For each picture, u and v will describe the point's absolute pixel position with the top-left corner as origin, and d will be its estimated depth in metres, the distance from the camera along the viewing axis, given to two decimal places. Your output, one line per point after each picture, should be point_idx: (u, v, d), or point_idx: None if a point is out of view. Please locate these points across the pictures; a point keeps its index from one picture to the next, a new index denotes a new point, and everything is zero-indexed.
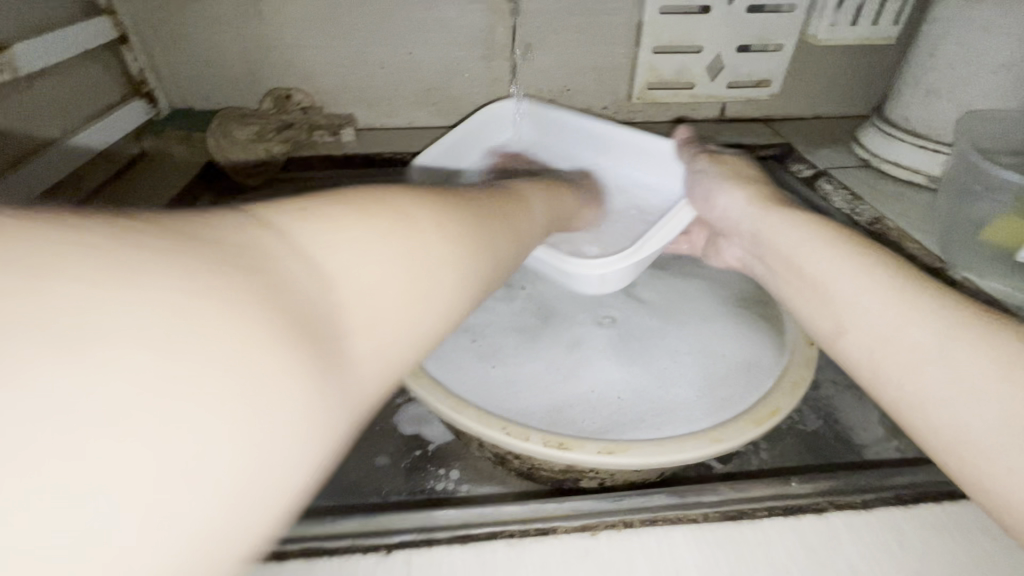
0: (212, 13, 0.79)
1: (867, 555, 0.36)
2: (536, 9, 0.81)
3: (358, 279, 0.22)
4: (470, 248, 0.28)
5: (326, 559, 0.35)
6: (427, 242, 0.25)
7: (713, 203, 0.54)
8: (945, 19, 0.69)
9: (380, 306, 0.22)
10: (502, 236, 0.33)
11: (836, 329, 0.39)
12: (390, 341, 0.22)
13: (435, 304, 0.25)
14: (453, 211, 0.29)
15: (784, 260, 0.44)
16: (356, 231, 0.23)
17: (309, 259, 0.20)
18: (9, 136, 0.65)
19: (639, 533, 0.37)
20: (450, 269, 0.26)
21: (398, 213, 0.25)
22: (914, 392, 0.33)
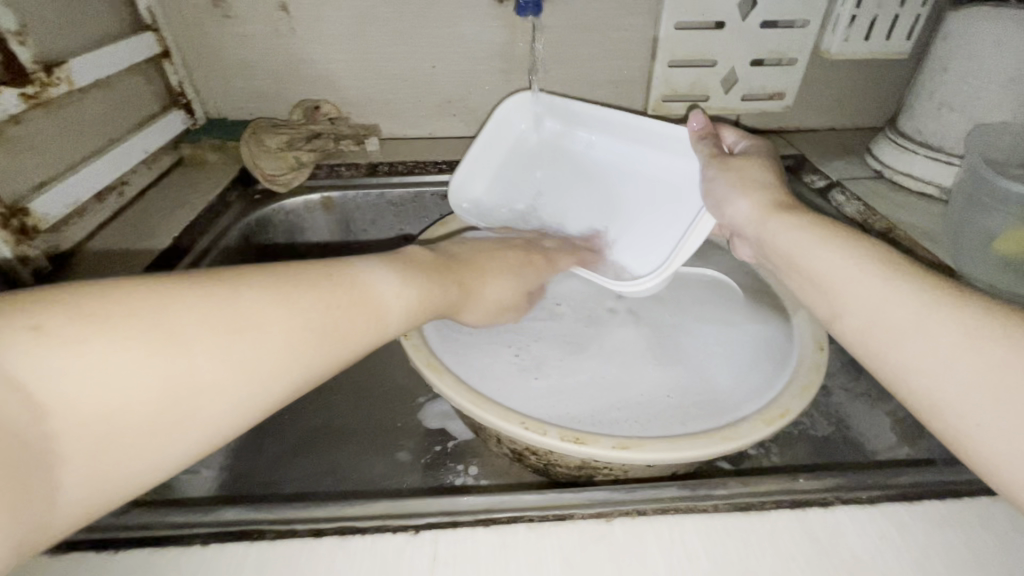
0: (247, 30, 0.84)
1: (870, 546, 0.37)
2: (553, 25, 0.84)
3: (75, 406, 0.27)
4: (254, 362, 0.33)
5: (358, 536, 0.38)
6: (195, 364, 0.31)
7: (723, 211, 0.54)
8: (956, 35, 0.71)
9: (98, 426, 0.28)
10: (319, 322, 0.36)
11: (832, 314, 0.41)
12: (106, 447, 0.28)
13: (180, 420, 0.30)
14: (255, 322, 0.33)
15: (783, 255, 0.46)
16: (114, 355, 0.28)
17: (27, 391, 0.26)
18: (71, 141, 0.68)
19: (652, 521, 0.39)
20: (213, 391, 0.31)
21: (171, 332, 0.30)
22: (904, 364, 0.35)
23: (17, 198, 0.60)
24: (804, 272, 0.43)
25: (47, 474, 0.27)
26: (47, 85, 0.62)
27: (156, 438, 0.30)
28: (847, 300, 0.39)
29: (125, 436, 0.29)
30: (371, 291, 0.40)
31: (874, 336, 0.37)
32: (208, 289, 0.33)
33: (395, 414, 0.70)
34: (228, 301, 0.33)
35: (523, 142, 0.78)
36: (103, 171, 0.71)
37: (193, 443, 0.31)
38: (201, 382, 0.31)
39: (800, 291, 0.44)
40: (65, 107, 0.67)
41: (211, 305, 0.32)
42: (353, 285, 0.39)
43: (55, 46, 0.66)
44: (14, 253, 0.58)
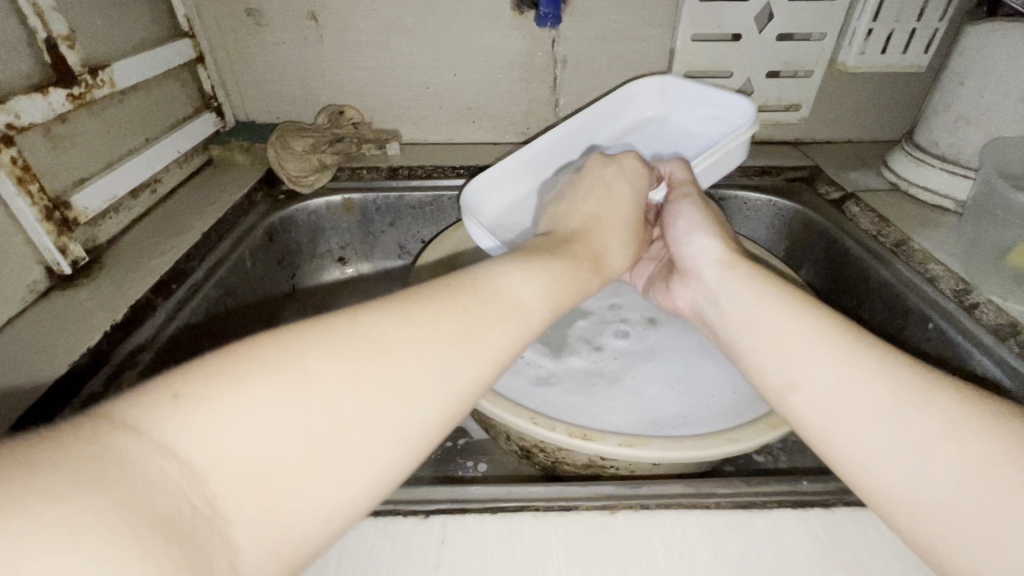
0: (277, 37, 0.87)
1: (870, 546, 0.38)
2: (572, 36, 0.86)
3: (234, 466, 0.24)
4: (402, 386, 0.29)
5: (372, 518, 0.40)
6: (342, 401, 0.27)
7: (687, 244, 0.55)
8: (973, 49, 0.71)
9: (264, 482, 0.24)
10: (458, 331, 0.33)
11: (784, 383, 0.40)
12: (266, 507, 0.24)
13: (342, 461, 0.27)
14: (387, 343, 0.30)
15: (743, 302, 0.45)
16: (265, 404, 0.25)
17: (179, 458, 0.23)
18: (112, 140, 0.72)
19: (654, 514, 0.40)
20: (370, 418, 0.28)
21: (309, 372, 0.27)
22: (864, 458, 0.34)
23: (60, 192, 0.64)
24: (762, 316, 0.43)
25: (220, 541, 0.23)
26: (91, 87, 0.66)
27: (323, 483, 0.26)
28: (812, 370, 0.38)
29: (285, 489, 0.25)
30: (496, 292, 0.37)
31: (835, 420, 0.36)
32: (338, 321, 0.30)
33: None
34: (363, 328, 0.30)
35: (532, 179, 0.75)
36: (138, 168, 0.74)
37: (360, 483, 0.27)
38: (354, 417, 0.28)
39: (749, 354, 0.43)
40: (106, 108, 0.71)
41: (349, 337, 0.29)
42: (473, 291, 0.36)
43: (100, 50, 0.70)
44: (54, 244, 0.63)
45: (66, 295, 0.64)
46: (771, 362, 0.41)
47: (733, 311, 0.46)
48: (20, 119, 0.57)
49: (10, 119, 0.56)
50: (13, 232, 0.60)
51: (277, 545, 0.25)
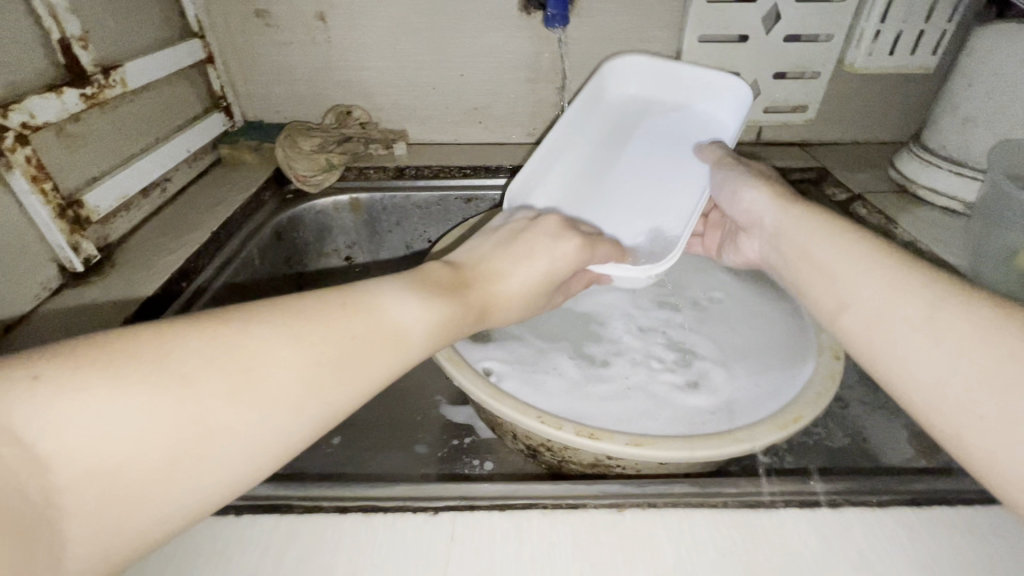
0: (286, 38, 0.88)
1: (877, 546, 0.38)
2: (579, 37, 0.86)
3: (76, 462, 0.25)
4: (260, 399, 0.30)
5: (381, 514, 0.40)
6: (206, 409, 0.28)
7: (738, 199, 0.56)
8: (983, 50, 0.70)
9: (106, 479, 0.26)
10: (326, 351, 0.33)
11: (838, 304, 0.41)
12: (101, 498, 0.26)
13: (186, 462, 0.28)
14: (262, 360, 0.31)
15: (796, 244, 0.47)
16: (116, 402, 0.26)
17: (20, 446, 0.24)
18: (124, 139, 0.73)
19: (662, 513, 0.40)
20: (226, 430, 0.29)
21: (172, 373, 0.28)
22: (902, 353, 0.36)
23: (73, 190, 0.65)
24: (820, 248, 0.44)
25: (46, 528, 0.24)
26: (104, 87, 0.67)
27: (171, 488, 0.27)
28: (861, 290, 0.40)
29: (124, 483, 0.26)
30: (381, 312, 0.37)
31: (877, 331, 0.38)
32: (211, 326, 0.31)
33: (415, 408, 0.72)
34: (233, 335, 0.31)
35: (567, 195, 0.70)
36: (148, 167, 0.75)
37: (211, 489, 0.29)
38: (214, 424, 0.29)
39: (805, 284, 0.45)
40: (118, 107, 0.71)
41: (216, 342, 0.30)
42: (355, 310, 0.36)
43: (112, 50, 0.71)
44: (66, 242, 0.64)
45: (79, 293, 0.64)
46: (827, 289, 0.42)
47: (792, 245, 0.48)
48: (34, 118, 0.58)
49: (25, 119, 0.57)
50: (27, 231, 0.61)
51: (113, 537, 0.26)
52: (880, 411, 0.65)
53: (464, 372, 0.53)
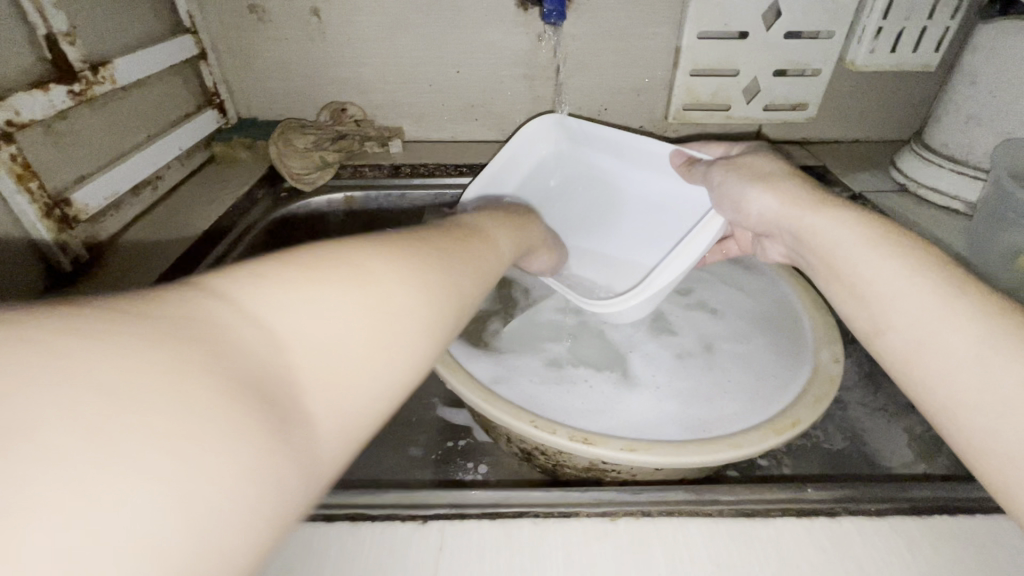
0: (279, 33, 0.86)
1: (876, 557, 0.37)
2: (577, 33, 0.85)
3: (312, 341, 0.23)
4: (437, 310, 0.30)
5: (370, 523, 0.39)
6: (396, 294, 0.27)
7: (746, 210, 0.51)
8: (987, 47, 0.69)
9: (334, 360, 0.24)
10: (466, 270, 0.34)
11: (875, 324, 0.39)
12: (336, 404, 0.23)
13: (393, 370, 0.26)
14: (422, 260, 0.31)
15: (823, 255, 0.43)
16: (331, 303, 0.25)
17: (262, 326, 0.22)
18: (114, 136, 0.71)
19: (657, 522, 0.39)
20: (416, 316, 0.28)
21: (366, 278, 0.27)
22: (949, 395, 0.33)
23: (60, 189, 0.64)
24: (848, 264, 0.41)
25: (300, 408, 0.22)
26: (92, 83, 0.65)
27: (385, 369, 0.26)
28: (897, 314, 0.37)
29: (351, 387, 0.24)
30: (478, 240, 0.38)
31: (919, 359, 0.35)
32: (374, 244, 0.29)
33: (409, 409, 0.71)
34: (392, 247, 0.30)
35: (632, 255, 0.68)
36: (140, 165, 0.74)
37: (408, 373, 0.27)
38: (404, 308, 0.27)
39: (840, 299, 0.43)
40: (107, 105, 0.70)
41: (388, 245, 0.30)
42: (459, 236, 0.37)
43: (100, 46, 0.69)
44: (54, 241, 0.63)
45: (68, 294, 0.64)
46: (861, 307, 0.40)
47: (819, 258, 0.44)
48: (20, 116, 0.57)
49: (10, 116, 0.56)
50: (14, 230, 0.60)
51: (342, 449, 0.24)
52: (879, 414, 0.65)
53: (456, 374, 0.52)
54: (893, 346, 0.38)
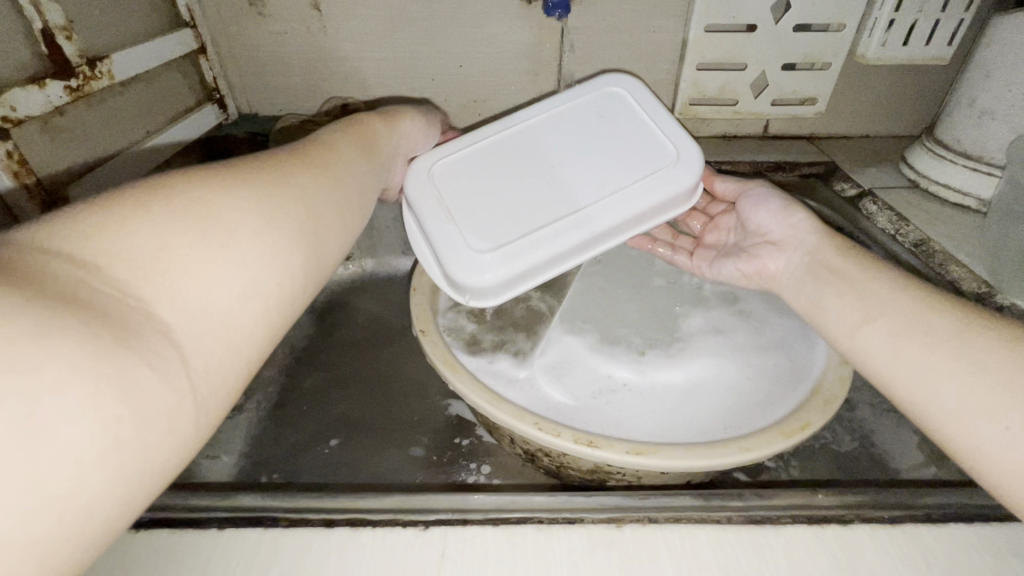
0: (279, 28, 0.85)
1: (890, 567, 0.36)
2: (581, 26, 0.83)
3: (182, 256, 0.29)
4: (285, 227, 0.35)
5: (370, 528, 0.38)
6: (247, 212, 0.33)
7: (775, 219, 0.57)
8: (1001, 40, 0.67)
9: (209, 266, 0.30)
10: (316, 183, 0.40)
11: (861, 317, 0.45)
12: (203, 331, 0.29)
13: (250, 291, 0.32)
14: (261, 180, 0.36)
15: (835, 267, 0.49)
16: (168, 246, 0.29)
17: (135, 249, 0.28)
18: (111, 132, 0.71)
19: (663, 529, 0.38)
20: (271, 224, 0.34)
21: (201, 216, 0.31)
22: (930, 398, 0.39)
23: (57, 186, 0.63)
24: (858, 275, 0.47)
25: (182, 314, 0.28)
26: (89, 78, 0.65)
27: (261, 272, 0.33)
28: (890, 311, 0.43)
29: (218, 318, 0.30)
30: (335, 158, 0.44)
31: (897, 350, 0.42)
32: (213, 175, 0.34)
33: (412, 408, 0.70)
34: (241, 186, 0.34)
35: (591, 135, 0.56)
36: (139, 161, 0.73)
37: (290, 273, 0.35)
38: (250, 219, 0.33)
39: (825, 303, 0.48)
40: (104, 100, 0.69)
41: (232, 171, 0.35)
42: (314, 153, 0.43)
43: (96, 40, 0.68)
44: None
45: None
46: (853, 303, 0.46)
47: (822, 267, 0.50)
48: (16, 112, 0.56)
49: (5, 112, 0.55)
50: None
51: (222, 371, 0.30)
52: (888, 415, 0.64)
53: (461, 377, 0.51)
54: (870, 338, 0.44)
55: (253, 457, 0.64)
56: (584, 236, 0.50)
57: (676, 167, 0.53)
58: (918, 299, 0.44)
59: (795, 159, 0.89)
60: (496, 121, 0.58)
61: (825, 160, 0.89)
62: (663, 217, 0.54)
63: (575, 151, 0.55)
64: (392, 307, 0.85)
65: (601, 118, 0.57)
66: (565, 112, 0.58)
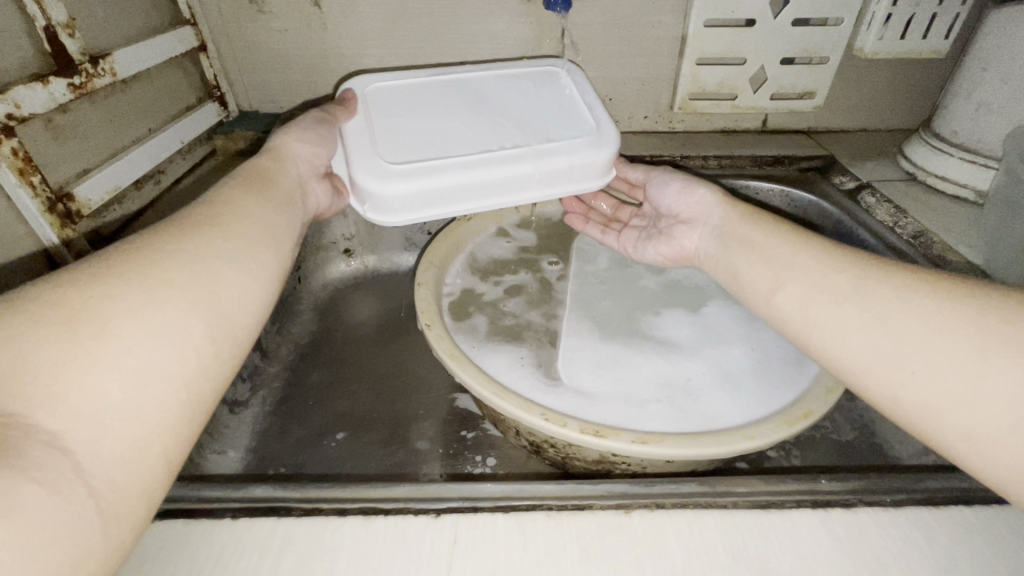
0: (280, 25, 0.85)
1: (894, 549, 0.37)
2: (581, 22, 0.84)
3: (49, 358, 0.28)
4: (176, 300, 0.33)
5: (381, 517, 0.39)
6: (126, 291, 0.32)
7: (689, 195, 0.59)
8: (997, 33, 0.68)
9: (83, 361, 0.28)
10: (211, 241, 0.38)
11: (771, 286, 0.46)
12: (94, 434, 0.28)
13: (147, 379, 0.30)
14: (139, 255, 0.34)
15: (743, 236, 0.51)
16: (35, 353, 0.27)
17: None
18: (113, 131, 0.71)
19: (670, 514, 0.39)
20: (155, 297, 0.32)
21: (70, 310, 0.29)
22: (855, 360, 0.39)
23: (63, 183, 0.63)
24: (766, 241, 0.49)
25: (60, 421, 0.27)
26: (92, 76, 0.65)
27: (152, 350, 0.31)
28: (796, 273, 0.45)
29: (109, 413, 0.28)
30: (239, 213, 0.42)
31: (807, 307, 0.43)
32: (88, 265, 0.32)
33: (417, 402, 0.71)
34: (119, 267, 0.33)
35: (520, 102, 0.61)
36: (141, 157, 0.73)
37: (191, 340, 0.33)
38: (129, 299, 0.31)
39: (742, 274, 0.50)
40: (106, 97, 0.69)
41: (108, 254, 0.33)
42: (212, 212, 0.41)
43: (99, 38, 0.68)
44: (56, 236, 0.62)
45: None
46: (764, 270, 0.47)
47: (733, 239, 0.52)
48: (20, 109, 0.56)
49: (10, 109, 0.55)
50: (16, 224, 0.59)
51: (125, 474, 0.28)
52: None
53: (467, 368, 0.52)
54: (787, 304, 0.45)
55: (258, 452, 0.65)
56: (486, 167, 0.52)
57: (596, 140, 0.55)
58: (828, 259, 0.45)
59: (794, 152, 0.90)
60: (444, 78, 0.64)
61: (824, 153, 0.90)
62: (577, 187, 0.56)
63: (505, 109, 0.60)
64: (395, 302, 0.86)
65: (534, 89, 0.64)
66: (506, 82, 0.65)
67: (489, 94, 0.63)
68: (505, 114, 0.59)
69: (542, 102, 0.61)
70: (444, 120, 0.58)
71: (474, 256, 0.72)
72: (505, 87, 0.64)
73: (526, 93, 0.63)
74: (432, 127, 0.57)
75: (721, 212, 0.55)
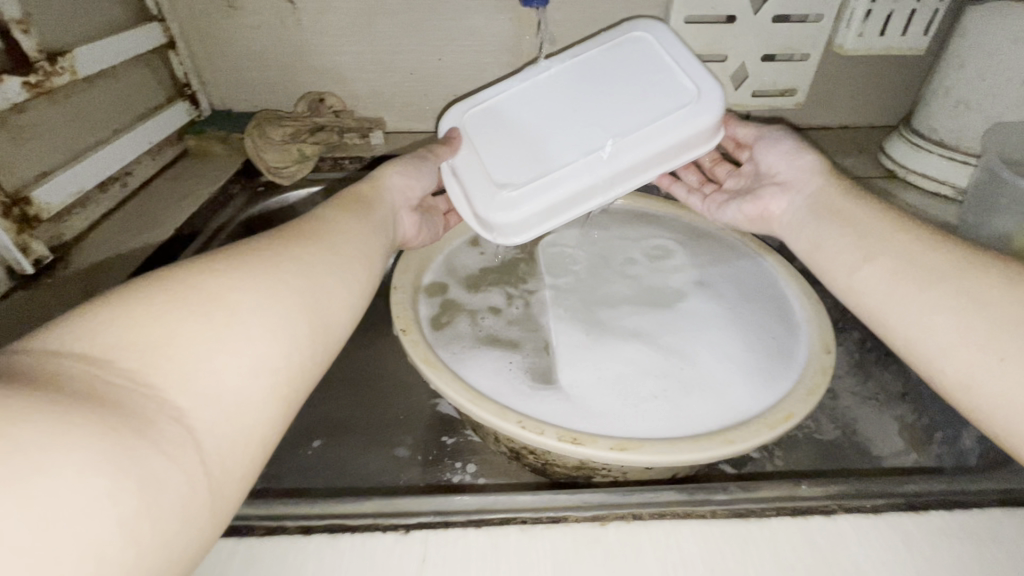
0: (254, 21, 0.83)
1: (875, 557, 0.36)
2: (560, 19, 0.82)
3: (188, 339, 0.30)
4: (289, 300, 0.36)
5: (349, 534, 0.37)
6: (243, 289, 0.34)
7: (792, 162, 0.60)
8: (974, 30, 0.68)
9: (216, 346, 0.31)
10: (313, 255, 0.41)
11: (856, 259, 0.47)
12: (216, 413, 0.29)
13: (260, 370, 0.32)
14: (251, 260, 0.37)
15: (837, 207, 0.52)
16: (174, 332, 0.30)
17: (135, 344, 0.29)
18: (74, 132, 0.68)
19: (647, 525, 0.38)
20: (269, 295, 0.35)
21: (200, 300, 0.32)
22: (931, 342, 0.40)
23: (19, 186, 0.61)
24: (859, 223, 0.49)
25: (193, 398, 0.29)
26: (50, 74, 0.62)
27: (263, 343, 0.33)
28: (886, 250, 0.45)
29: (229, 395, 0.30)
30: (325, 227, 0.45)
31: (896, 285, 0.43)
32: (211, 261, 0.36)
33: (395, 408, 0.69)
34: (236, 268, 0.36)
35: (593, 86, 0.60)
36: (107, 159, 0.70)
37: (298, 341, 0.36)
38: (248, 295, 0.34)
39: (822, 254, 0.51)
40: (66, 96, 0.67)
41: (223, 256, 0.37)
42: (307, 229, 0.44)
43: (56, 34, 0.66)
44: (14, 243, 0.60)
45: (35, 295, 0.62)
46: (849, 250, 0.48)
47: (825, 210, 0.53)
48: None
49: None
50: None
51: (232, 456, 0.30)
52: (869, 403, 0.64)
53: (442, 375, 0.50)
54: (869, 280, 0.45)
55: None
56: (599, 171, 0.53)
57: (696, 106, 0.54)
58: (922, 245, 0.45)
59: None
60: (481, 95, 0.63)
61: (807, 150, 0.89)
62: (687, 155, 0.56)
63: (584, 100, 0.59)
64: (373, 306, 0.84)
65: (610, 66, 0.61)
66: (580, 61, 0.62)
67: (564, 82, 0.61)
68: (587, 104, 0.58)
69: (621, 78, 0.59)
70: (523, 130, 0.59)
71: (453, 258, 0.70)
72: (577, 70, 0.61)
73: (600, 73, 0.60)
74: (514, 141, 0.58)
75: (821, 178, 0.56)
